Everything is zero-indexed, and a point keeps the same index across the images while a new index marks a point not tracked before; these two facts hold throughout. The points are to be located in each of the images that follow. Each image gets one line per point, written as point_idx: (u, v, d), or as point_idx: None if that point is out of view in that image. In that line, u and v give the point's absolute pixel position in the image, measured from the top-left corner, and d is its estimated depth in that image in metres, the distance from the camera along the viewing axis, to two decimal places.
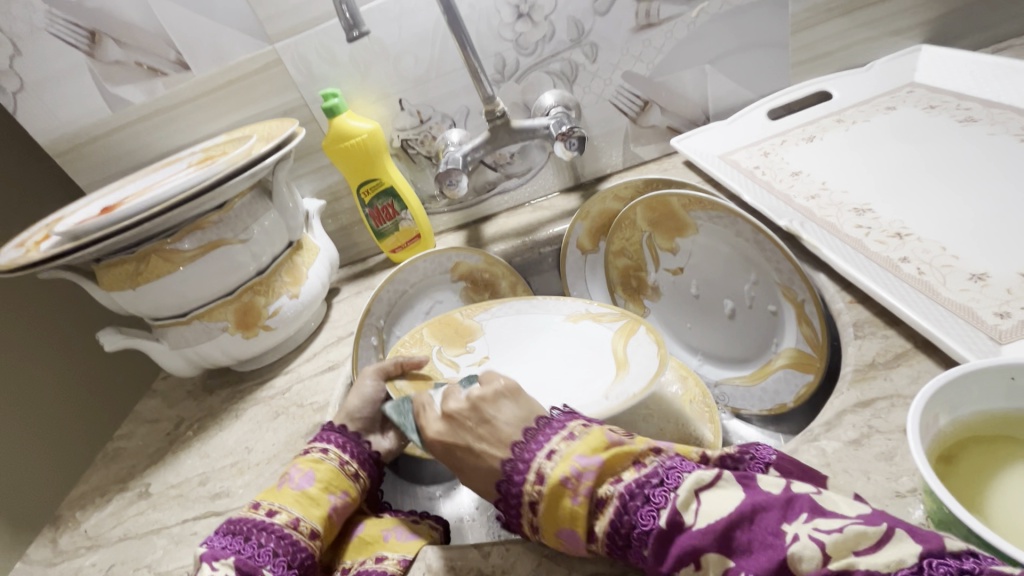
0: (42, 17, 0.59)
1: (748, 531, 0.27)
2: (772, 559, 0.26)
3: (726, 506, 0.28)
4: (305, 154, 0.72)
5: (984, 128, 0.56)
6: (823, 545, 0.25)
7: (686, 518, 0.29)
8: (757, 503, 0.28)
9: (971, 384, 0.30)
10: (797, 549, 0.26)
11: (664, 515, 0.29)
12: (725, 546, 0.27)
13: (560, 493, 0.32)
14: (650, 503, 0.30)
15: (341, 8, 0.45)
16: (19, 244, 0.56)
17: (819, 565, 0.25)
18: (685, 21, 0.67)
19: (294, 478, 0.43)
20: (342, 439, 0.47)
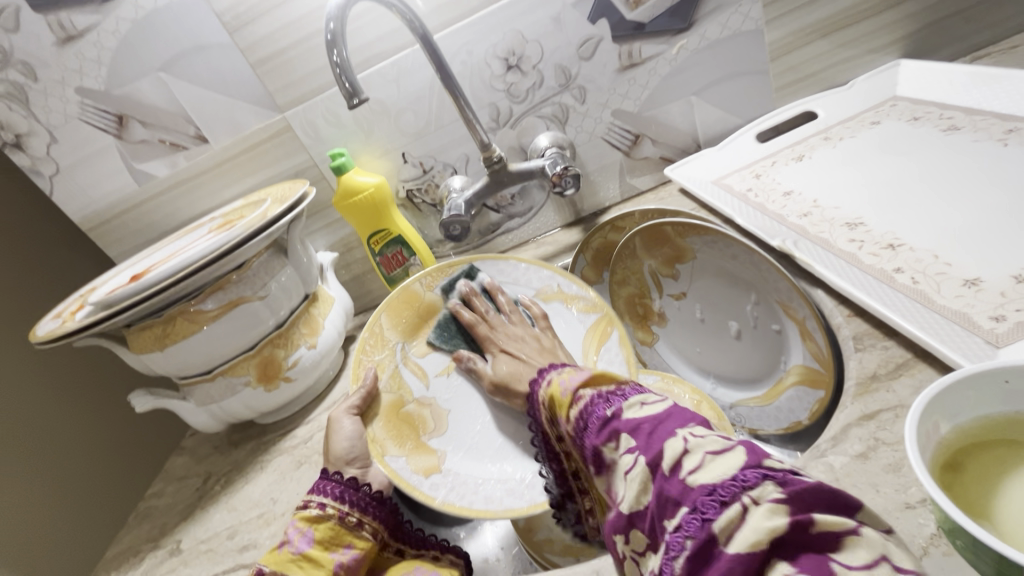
0: (75, 107, 0.64)
1: (652, 424, 0.29)
2: (657, 445, 0.28)
3: (654, 411, 0.30)
4: (317, 211, 0.76)
5: (968, 136, 0.57)
6: (688, 441, 0.27)
7: (624, 412, 0.31)
8: (671, 411, 0.30)
9: (968, 390, 0.30)
10: (675, 442, 0.27)
11: (612, 408, 0.32)
12: (634, 429, 0.30)
13: (555, 394, 0.38)
14: (608, 401, 0.33)
15: (341, 79, 0.49)
16: (57, 314, 0.60)
17: (678, 456, 0.27)
18: (667, 59, 0.70)
19: (293, 540, 0.44)
20: (338, 489, 0.48)
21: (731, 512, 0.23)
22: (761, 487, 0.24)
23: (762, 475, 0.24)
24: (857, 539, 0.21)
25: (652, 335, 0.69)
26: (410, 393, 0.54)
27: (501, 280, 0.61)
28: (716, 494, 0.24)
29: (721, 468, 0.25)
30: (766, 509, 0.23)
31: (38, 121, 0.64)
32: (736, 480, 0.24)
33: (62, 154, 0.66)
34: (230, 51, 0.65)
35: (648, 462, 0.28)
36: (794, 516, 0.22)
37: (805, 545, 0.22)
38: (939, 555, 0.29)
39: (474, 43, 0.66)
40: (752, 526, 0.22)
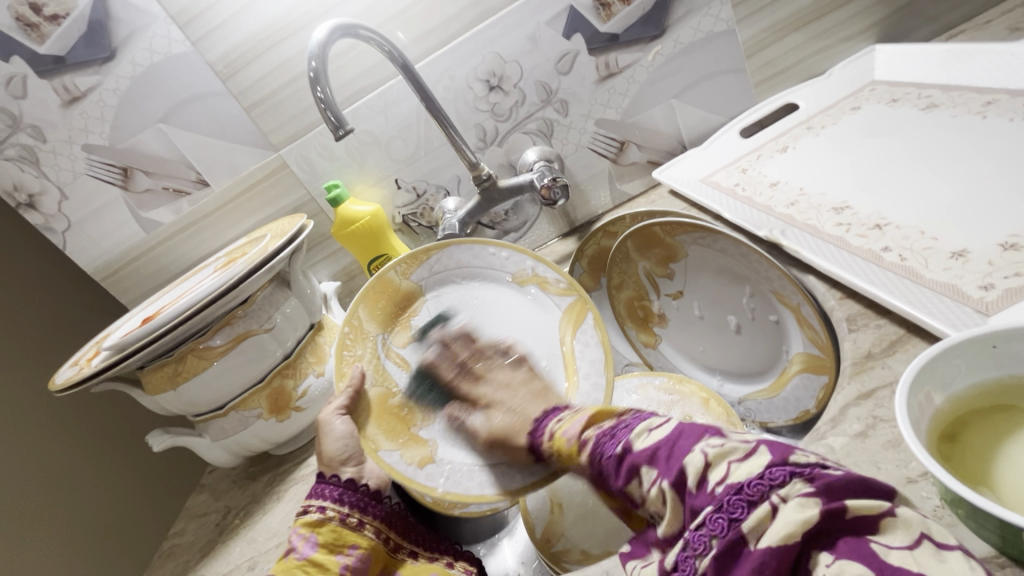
0: (83, 163, 0.68)
1: (667, 448, 0.32)
2: (677, 466, 0.31)
3: (663, 434, 0.33)
4: (317, 242, 0.78)
5: (947, 112, 0.58)
6: (706, 454, 0.30)
7: (634, 444, 0.34)
8: (682, 428, 0.33)
9: (957, 358, 0.30)
10: (694, 458, 0.30)
11: (620, 444, 0.35)
12: (650, 458, 0.33)
13: (562, 445, 0.41)
14: (615, 437, 0.36)
15: (326, 113, 0.51)
16: (75, 362, 0.63)
17: (701, 472, 0.29)
18: (644, 66, 0.72)
19: (298, 547, 0.47)
20: (336, 492, 0.51)
21: (760, 512, 0.26)
22: (790, 485, 0.26)
23: (789, 474, 0.27)
24: (895, 521, 0.24)
25: (655, 336, 0.69)
26: (396, 386, 0.57)
27: (474, 264, 0.62)
28: (743, 495, 0.27)
29: (747, 469, 0.28)
30: (797, 504, 0.25)
31: (49, 180, 0.67)
32: (764, 479, 0.27)
33: (72, 209, 0.69)
34: (225, 98, 0.68)
35: (673, 484, 0.30)
36: (825, 505, 0.25)
37: (844, 532, 0.24)
38: (944, 525, 0.30)
39: (455, 68, 0.68)
40: (784, 520, 0.25)
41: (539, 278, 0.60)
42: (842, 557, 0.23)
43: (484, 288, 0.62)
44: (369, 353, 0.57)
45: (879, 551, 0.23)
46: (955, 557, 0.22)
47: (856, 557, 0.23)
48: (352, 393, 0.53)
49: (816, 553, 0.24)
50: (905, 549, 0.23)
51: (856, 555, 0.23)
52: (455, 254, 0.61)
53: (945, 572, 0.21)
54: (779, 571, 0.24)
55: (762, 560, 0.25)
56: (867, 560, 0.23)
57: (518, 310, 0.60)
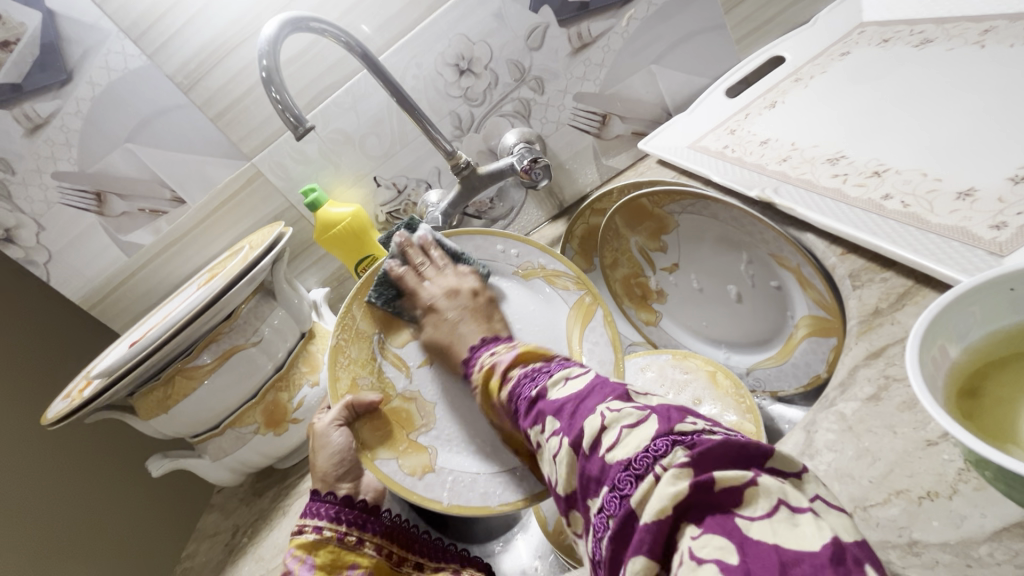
0: (54, 192, 0.65)
1: (574, 404, 0.33)
2: (578, 426, 0.32)
3: (578, 387, 0.34)
4: (301, 250, 0.77)
5: (942, 46, 0.54)
6: (603, 417, 0.31)
7: (549, 392, 0.35)
8: (592, 385, 0.34)
9: (972, 306, 0.27)
10: (593, 420, 0.31)
11: (536, 388, 0.36)
12: (557, 411, 0.34)
13: (488, 375, 0.41)
14: (534, 380, 0.37)
15: (284, 114, 0.49)
16: (65, 395, 0.61)
17: (598, 430, 0.31)
18: (618, 32, 0.69)
19: (296, 570, 0.45)
20: (332, 511, 0.49)
21: (646, 484, 0.27)
22: (671, 455, 0.27)
23: (672, 444, 0.28)
24: (756, 490, 0.25)
25: (655, 313, 0.67)
26: (394, 388, 0.52)
27: (477, 257, 0.58)
28: (632, 470, 0.28)
29: (636, 441, 0.29)
30: (672, 476, 0.26)
31: (24, 213, 0.64)
32: (649, 452, 0.28)
33: (52, 240, 0.66)
34: (189, 110, 0.66)
35: (571, 442, 0.32)
36: (697, 477, 0.26)
37: (712, 506, 0.25)
38: (970, 490, 0.27)
39: (422, 54, 0.65)
40: (660, 494, 0.26)
41: (546, 271, 0.57)
42: (708, 531, 0.24)
43: (488, 284, 0.58)
44: (363, 355, 0.52)
45: (741, 524, 0.24)
46: (806, 520, 0.23)
47: (721, 532, 0.24)
48: (348, 403, 0.49)
49: (686, 525, 0.25)
50: (765, 517, 0.24)
51: (722, 528, 0.24)
52: (461, 245, 0.58)
53: (797, 538, 0.23)
54: (652, 548, 0.25)
55: (640, 538, 0.26)
56: (731, 533, 0.24)
57: (526, 305, 0.57)
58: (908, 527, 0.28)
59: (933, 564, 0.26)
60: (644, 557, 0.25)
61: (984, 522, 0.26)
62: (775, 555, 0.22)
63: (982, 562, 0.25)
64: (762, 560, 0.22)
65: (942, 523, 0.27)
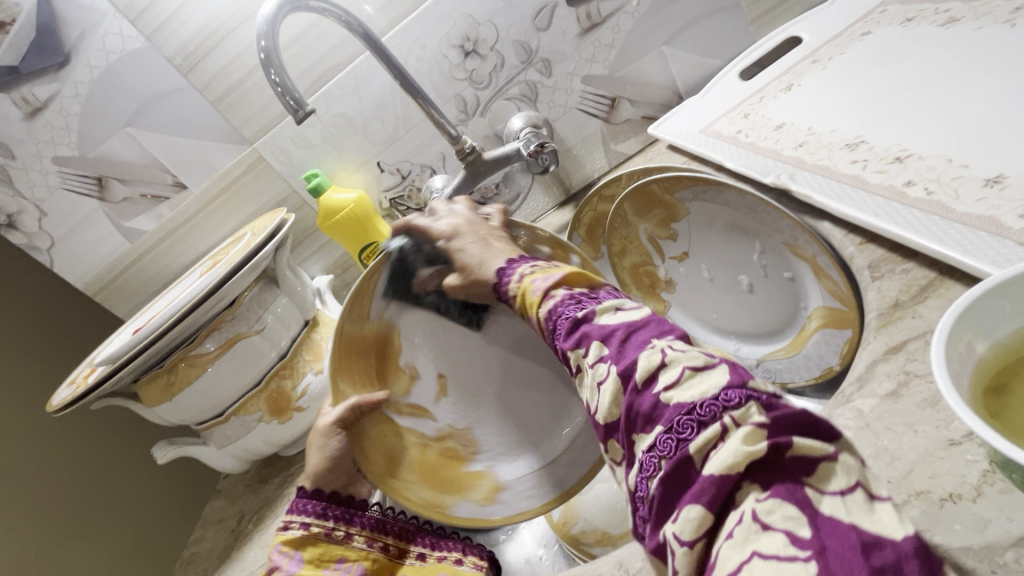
0: (55, 177, 0.64)
1: (626, 332, 0.31)
2: (629, 357, 0.30)
3: (632, 318, 0.33)
4: (305, 236, 0.75)
5: (970, 25, 0.52)
6: (663, 355, 0.29)
7: (598, 316, 0.33)
8: (650, 319, 0.32)
9: (1001, 301, 0.26)
10: (652, 356, 0.29)
11: (582, 310, 0.34)
12: (606, 336, 0.32)
13: (526, 294, 0.39)
14: (579, 303, 0.35)
15: (284, 98, 0.48)
16: (70, 381, 0.61)
17: (656, 365, 0.29)
18: (628, 12, 0.66)
19: (282, 566, 0.44)
20: (319, 507, 0.47)
21: (710, 432, 0.25)
22: (743, 409, 0.26)
23: (745, 397, 0.26)
24: (834, 466, 0.23)
25: (663, 303, 0.65)
26: (425, 435, 0.53)
27: None
28: (694, 415, 0.26)
29: (703, 386, 0.27)
30: (746, 433, 0.25)
31: (25, 198, 0.64)
32: (718, 400, 0.26)
33: (54, 226, 0.66)
34: (189, 93, 0.64)
35: (621, 372, 0.30)
36: (773, 439, 0.24)
37: (780, 470, 0.24)
38: (995, 492, 0.26)
39: (426, 36, 0.63)
40: (731, 449, 0.24)
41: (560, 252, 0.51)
42: (775, 496, 0.23)
43: None
44: (382, 426, 0.51)
45: (813, 497, 0.23)
46: (884, 508, 0.22)
47: (790, 499, 0.23)
48: (353, 405, 0.49)
49: (747, 485, 0.24)
50: (839, 494, 0.23)
51: (792, 495, 0.23)
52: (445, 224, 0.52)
53: (875, 521, 0.22)
54: (712, 501, 0.24)
55: (702, 488, 0.25)
56: (801, 503, 0.23)
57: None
58: (928, 529, 0.26)
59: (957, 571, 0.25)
60: (701, 506, 0.24)
61: (1010, 527, 0.25)
62: (853, 535, 0.21)
63: (1009, 569, 0.24)
64: (836, 535, 0.21)
65: (965, 526, 0.26)
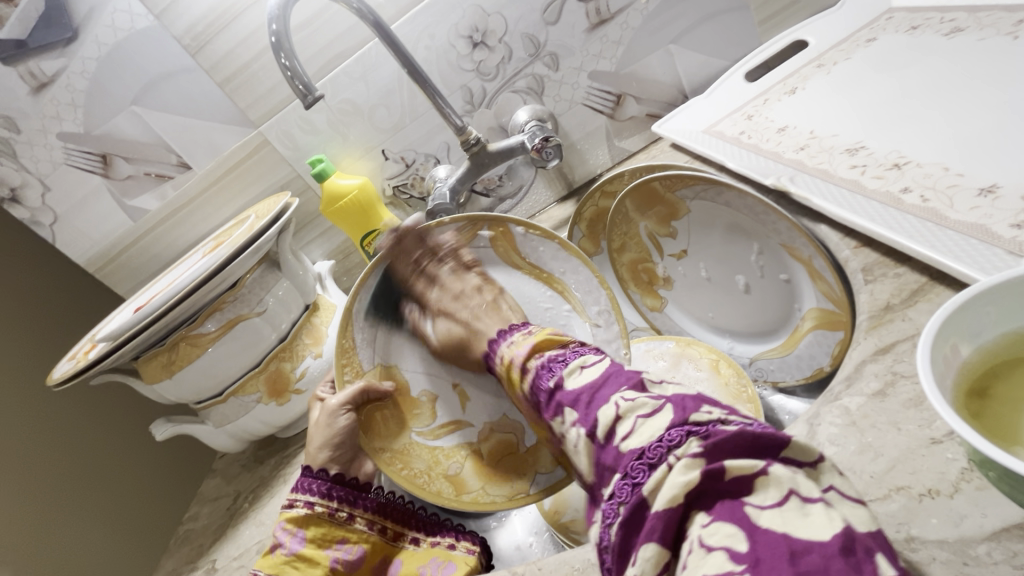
0: (60, 153, 0.64)
1: (589, 394, 0.34)
2: (593, 416, 0.33)
3: (593, 376, 0.35)
4: (307, 221, 0.76)
5: (974, 35, 0.52)
6: (618, 409, 0.31)
7: (566, 382, 0.36)
8: (607, 374, 0.34)
9: (987, 306, 0.27)
10: (608, 409, 0.32)
11: (553, 379, 0.37)
12: (574, 401, 0.34)
13: (509, 368, 0.43)
14: (551, 371, 0.38)
15: (293, 82, 0.48)
16: (71, 356, 0.61)
17: (614, 419, 0.31)
18: (637, 9, 0.67)
19: (285, 542, 0.45)
20: (324, 486, 0.48)
21: (658, 473, 0.27)
22: (684, 445, 0.27)
23: (686, 433, 0.28)
24: (767, 479, 0.25)
25: (660, 300, 0.66)
26: (470, 442, 0.53)
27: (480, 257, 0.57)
28: (644, 458, 0.28)
29: (650, 430, 0.29)
30: (683, 466, 0.26)
31: (29, 172, 0.64)
32: (663, 442, 0.28)
33: (57, 202, 0.66)
34: (196, 74, 0.65)
35: (588, 431, 0.33)
36: (708, 467, 0.26)
37: (722, 493, 0.26)
38: (972, 489, 0.27)
39: (434, 26, 0.63)
40: (672, 483, 0.26)
41: (501, 232, 0.56)
42: (717, 519, 0.25)
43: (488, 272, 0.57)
44: (428, 458, 0.50)
45: (751, 513, 0.24)
46: (817, 510, 0.23)
47: (729, 519, 0.24)
48: (359, 393, 0.49)
49: (696, 512, 0.26)
50: (774, 506, 0.24)
51: (732, 515, 0.24)
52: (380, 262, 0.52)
53: (809, 527, 0.23)
54: (664, 535, 0.25)
55: (651, 526, 0.26)
56: (740, 521, 0.24)
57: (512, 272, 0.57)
58: (907, 522, 0.27)
59: (930, 561, 0.26)
60: (655, 544, 0.25)
61: (984, 521, 0.26)
62: (784, 544, 0.22)
63: (980, 562, 0.25)
64: (770, 546, 0.23)
65: (941, 520, 0.27)
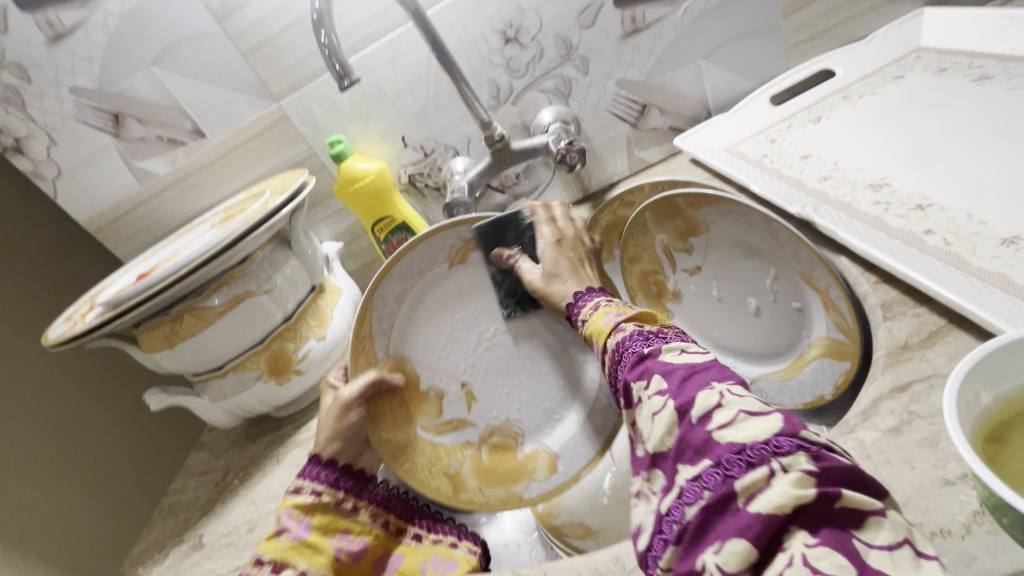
0: (71, 107, 0.62)
1: (686, 370, 0.31)
2: (687, 394, 0.30)
3: (693, 359, 0.32)
4: (319, 201, 0.75)
5: (1001, 84, 0.54)
6: (721, 397, 0.29)
7: (662, 353, 0.34)
8: (713, 362, 0.32)
9: (1010, 356, 0.28)
10: (709, 396, 0.29)
11: (649, 346, 0.35)
12: (666, 372, 0.32)
13: (597, 322, 0.41)
14: (647, 340, 0.35)
15: (330, 61, 0.47)
16: (68, 317, 0.60)
17: (713, 405, 0.29)
18: (672, 22, 0.67)
19: (291, 527, 0.44)
20: (331, 476, 0.48)
21: (757, 474, 0.25)
22: (793, 457, 0.25)
23: (796, 446, 0.25)
24: (881, 520, 0.23)
25: (667, 312, 0.66)
26: (472, 445, 0.53)
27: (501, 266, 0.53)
28: (744, 456, 0.26)
29: (755, 430, 0.27)
30: (795, 478, 0.24)
31: (37, 124, 0.62)
32: (768, 445, 0.26)
33: (62, 156, 0.64)
34: (220, 40, 0.63)
35: (677, 406, 0.30)
36: (822, 488, 0.24)
37: (830, 520, 0.23)
38: (983, 532, 0.28)
39: (469, 17, 0.63)
40: (779, 491, 0.24)
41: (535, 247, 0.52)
42: (824, 543, 0.23)
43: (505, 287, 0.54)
44: (430, 456, 0.51)
45: (860, 548, 0.22)
46: (931, 567, 0.21)
47: (839, 549, 0.22)
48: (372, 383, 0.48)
49: (794, 529, 0.24)
50: (885, 548, 0.22)
51: (840, 546, 0.22)
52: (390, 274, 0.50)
53: None
54: (758, 537, 0.24)
55: (748, 522, 0.24)
56: (849, 553, 0.22)
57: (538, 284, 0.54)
58: None
59: None
60: (746, 541, 0.24)
61: (994, 565, 0.27)
62: None
63: None
64: None
65: (952, 560, 0.27)
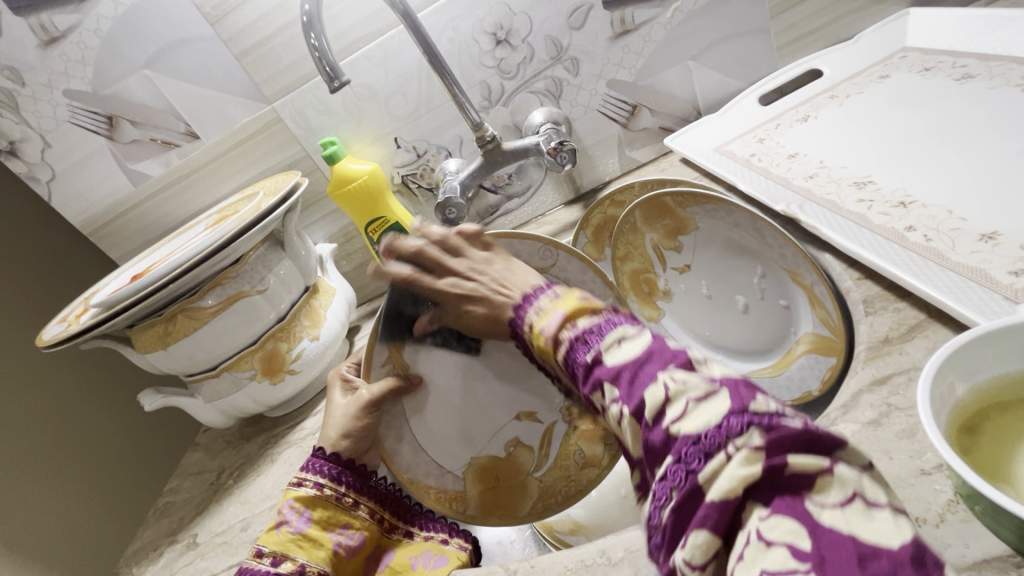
0: (65, 110, 0.63)
1: (632, 371, 0.30)
2: (638, 397, 0.28)
3: (635, 351, 0.31)
4: (312, 202, 0.75)
5: (983, 83, 0.55)
6: (666, 390, 0.27)
7: (604, 357, 0.32)
8: (652, 350, 0.30)
9: (984, 348, 0.29)
10: (655, 390, 0.28)
11: (590, 353, 0.33)
12: (614, 378, 0.30)
13: (539, 336, 0.37)
14: (586, 344, 0.33)
15: (320, 63, 0.48)
16: (62, 319, 0.60)
17: (661, 403, 0.27)
18: (661, 23, 0.68)
19: (292, 521, 0.45)
20: (334, 470, 0.48)
21: (715, 463, 0.24)
22: (745, 435, 0.24)
23: (747, 423, 0.24)
24: (831, 478, 0.23)
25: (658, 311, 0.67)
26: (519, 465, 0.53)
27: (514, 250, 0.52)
28: (700, 446, 0.25)
29: (705, 416, 0.26)
30: (744, 458, 0.24)
31: (31, 127, 0.62)
32: (721, 429, 0.25)
33: (56, 159, 0.65)
34: (213, 43, 0.64)
35: (632, 412, 0.28)
36: (770, 461, 0.24)
37: (783, 488, 0.23)
38: (957, 520, 0.29)
39: (460, 19, 0.63)
40: (730, 475, 0.24)
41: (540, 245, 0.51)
42: (776, 513, 0.23)
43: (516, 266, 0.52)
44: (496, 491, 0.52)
45: (812, 509, 0.23)
46: (883, 517, 0.22)
47: (790, 514, 0.23)
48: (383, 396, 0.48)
49: (752, 505, 0.24)
50: (836, 506, 0.22)
51: (792, 513, 0.23)
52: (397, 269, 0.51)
53: (874, 531, 0.21)
54: (716, 524, 0.24)
55: (704, 513, 0.24)
56: (801, 517, 0.22)
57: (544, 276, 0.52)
58: None
59: None
60: (706, 531, 0.24)
61: (967, 552, 0.27)
62: (851, 545, 0.21)
63: None
64: (834, 546, 0.21)
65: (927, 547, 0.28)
